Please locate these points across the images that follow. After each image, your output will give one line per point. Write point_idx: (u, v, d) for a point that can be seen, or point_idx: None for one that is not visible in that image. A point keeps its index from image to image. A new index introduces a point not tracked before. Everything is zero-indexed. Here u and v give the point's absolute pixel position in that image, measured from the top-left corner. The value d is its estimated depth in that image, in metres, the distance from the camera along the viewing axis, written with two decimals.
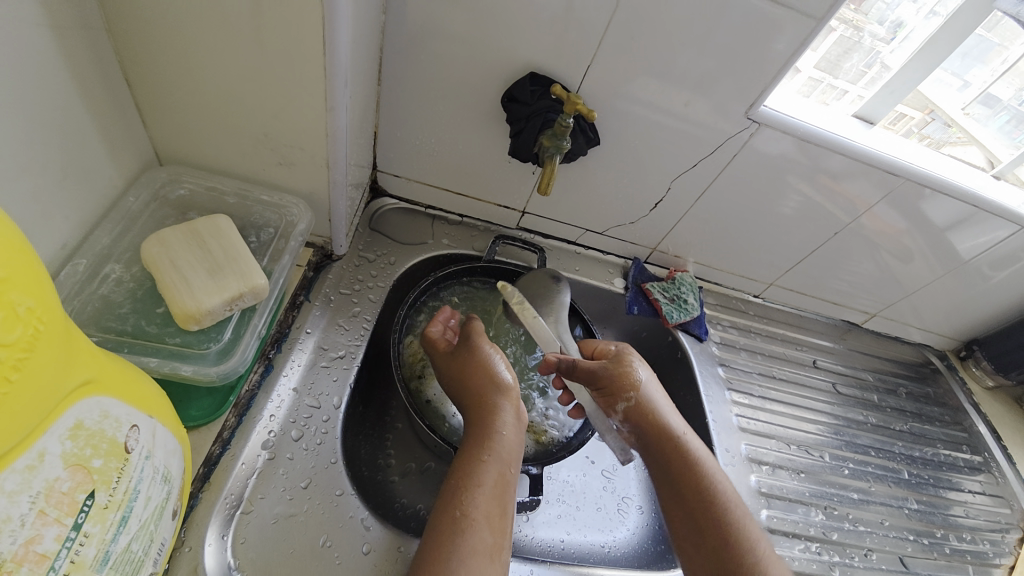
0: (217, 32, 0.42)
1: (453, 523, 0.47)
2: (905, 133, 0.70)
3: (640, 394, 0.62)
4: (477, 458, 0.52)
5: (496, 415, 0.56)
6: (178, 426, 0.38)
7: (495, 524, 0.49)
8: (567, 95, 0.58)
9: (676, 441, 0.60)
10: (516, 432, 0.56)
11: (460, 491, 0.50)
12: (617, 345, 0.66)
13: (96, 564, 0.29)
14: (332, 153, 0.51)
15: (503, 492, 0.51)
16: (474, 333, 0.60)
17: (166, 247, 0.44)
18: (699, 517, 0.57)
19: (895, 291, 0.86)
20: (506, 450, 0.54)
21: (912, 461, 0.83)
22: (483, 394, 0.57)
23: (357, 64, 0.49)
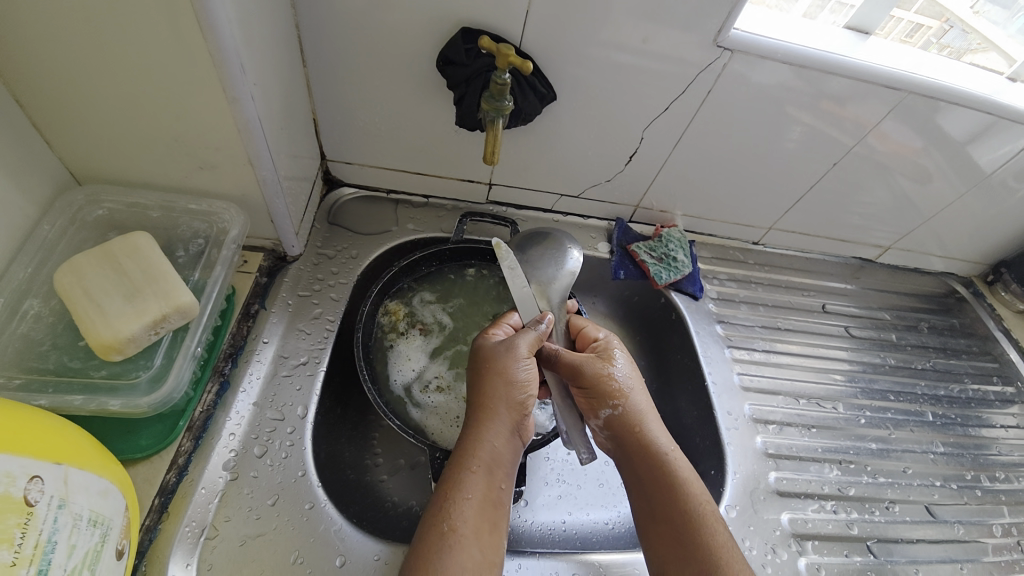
0: (83, 32, 0.37)
1: (439, 539, 0.44)
2: (925, 44, 0.62)
3: (625, 402, 0.54)
4: (464, 468, 0.48)
5: (490, 419, 0.50)
6: (104, 466, 0.37)
7: (485, 540, 0.45)
8: (497, 48, 0.52)
9: (657, 459, 0.52)
10: (515, 437, 0.51)
11: (446, 505, 0.46)
12: (605, 333, 0.60)
13: None
14: (251, 149, 0.47)
15: (494, 503, 0.47)
16: (523, 333, 0.55)
17: (79, 276, 0.41)
18: (676, 547, 0.49)
19: (910, 219, 0.78)
20: (493, 459, 0.49)
21: (937, 401, 0.77)
22: (487, 396, 0.51)
23: (258, 45, 0.44)
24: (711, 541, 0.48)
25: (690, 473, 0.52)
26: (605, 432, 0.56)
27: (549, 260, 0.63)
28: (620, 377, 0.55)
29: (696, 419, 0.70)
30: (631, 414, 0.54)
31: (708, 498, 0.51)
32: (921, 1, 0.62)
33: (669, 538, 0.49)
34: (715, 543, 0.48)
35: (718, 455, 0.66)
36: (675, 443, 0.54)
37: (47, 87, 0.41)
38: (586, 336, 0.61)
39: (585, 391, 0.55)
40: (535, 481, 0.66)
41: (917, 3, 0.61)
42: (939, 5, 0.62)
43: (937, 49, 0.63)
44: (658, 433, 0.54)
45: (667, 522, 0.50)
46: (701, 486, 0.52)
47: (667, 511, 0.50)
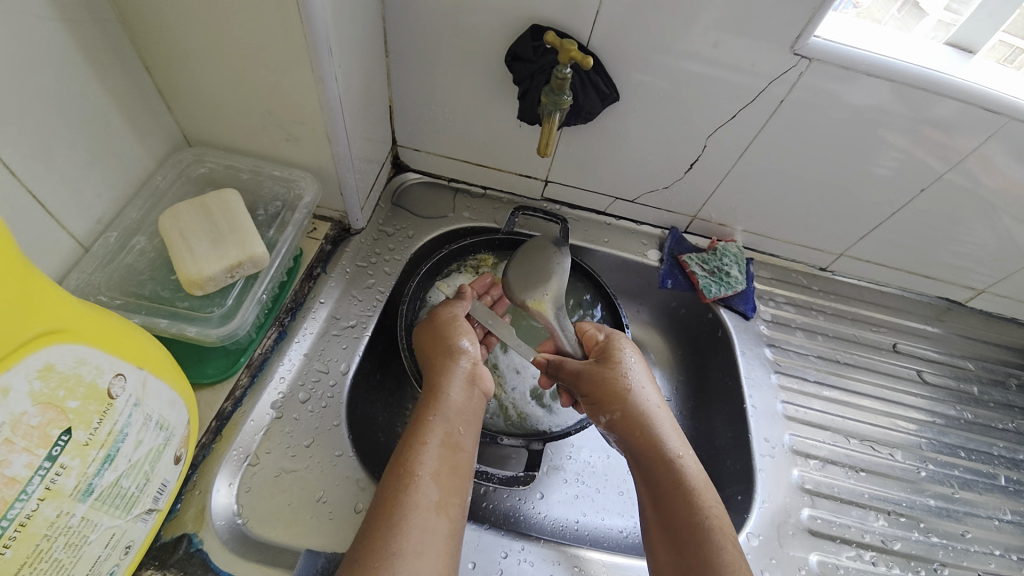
0: (205, 13, 0.44)
1: (397, 479, 0.46)
2: None
3: (636, 407, 0.56)
4: (422, 417, 0.51)
5: (444, 375, 0.54)
6: (181, 382, 0.43)
7: (444, 482, 0.47)
8: (561, 43, 0.54)
9: (664, 462, 0.53)
10: (467, 394, 0.54)
11: (406, 449, 0.48)
12: (606, 334, 0.62)
13: (77, 493, 0.34)
14: (330, 126, 0.52)
15: (453, 449, 0.49)
16: (448, 304, 0.60)
17: (178, 219, 0.48)
18: (681, 551, 0.48)
19: (1013, 261, 0.70)
20: (451, 412, 0.52)
21: (1015, 466, 0.68)
22: (439, 357, 0.55)
23: (346, 34, 0.49)
24: (715, 552, 0.47)
25: (702, 480, 0.52)
26: (614, 434, 0.57)
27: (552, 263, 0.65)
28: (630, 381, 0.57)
29: (729, 441, 0.67)
30: (640, 418, 0.55)
31: (719, 510, 0.50)
32: None
33: (676, 542, 0.48)
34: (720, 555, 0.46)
35: (747, 480, 0.63)
36: (687, 449, 0.54)
37: (172, 58, 0.49)
38: (588, 338, 0.63)
39: (595, 390, 0.57)
40: (555, 477, 0.66)
41: None
42: None
43: None
44: (667, 435, 0.54)
45: (670, 529, 0.50)
46: (713, 496, 0.51)
47: (672, 517, 0.50)
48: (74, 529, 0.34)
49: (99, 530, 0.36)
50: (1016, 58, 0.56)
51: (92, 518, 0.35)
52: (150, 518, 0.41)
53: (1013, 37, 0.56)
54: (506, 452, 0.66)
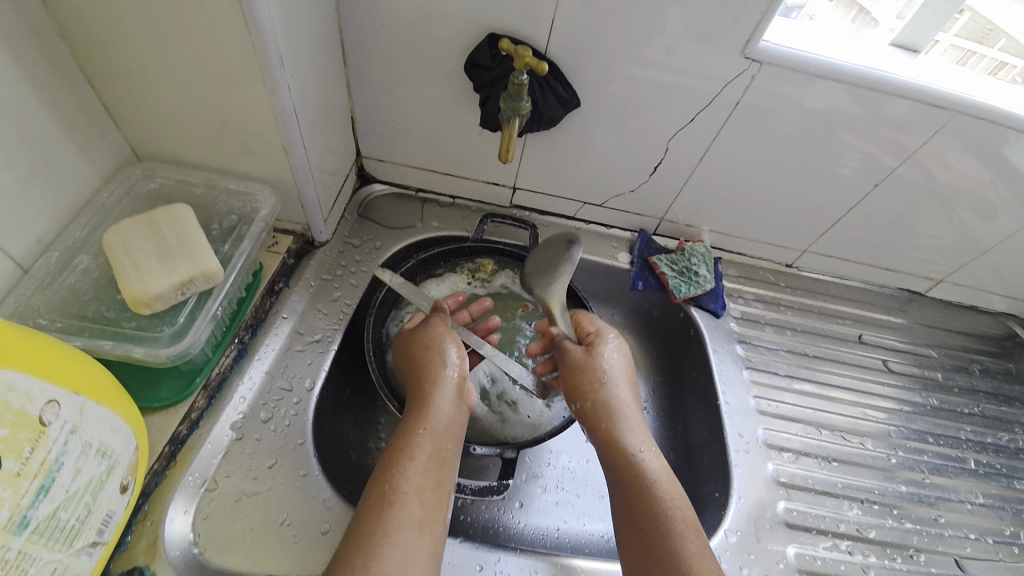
0: (146, 23, 0.43)
1: (380, 497, 0.44)
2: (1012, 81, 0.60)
3: (608, 400, 0.56)
4: (409, 430, 0.49)
5: (433, 387, 0.52)
6: (127, 407, 0.41)
7: (428, 499, 0.45)
8: (515, 48, 0.54)
9: (623, 454, 0.52)
10: (457, 407, 0.52)
11: (390, 463, 0.46)
12: (597, 326, 0.61)
13: (11, 527, 0.31)
14: (286, 135, 0.51)
15: (440, 464, 0.47)
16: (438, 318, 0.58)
17: (124, 236, 0.46)
18: (645, 548, 0.47)
19: (968, 251, 0.72)
20: (439, 424, 0.50)
21: (982, 448, 0.70)
22: (428, 368, 0.53)
23: (299, 46, 0.49)
24: (676, 542, 0.46)
25: (662, 472, 0.51)
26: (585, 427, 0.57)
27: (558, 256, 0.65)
28: (602, 374, 0.57)
29: (705, 439, 0.67)
30: (609, 412, 0.55)
31: (680, 500, 0.50)
32: (1003, 39, 0.61)
33: (638, 536, 0.48)
34: (680, 545, 0.46)
35: (724, 475, 0.63)
36: (646, 440, 0.54)
37: (115, 72, 0.47)
38: (581, 329, 0.62)
39: (571, 379, 0.58)
40: (533, 485, 0.65)
41: (1002, 40, 0.61)
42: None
43: None
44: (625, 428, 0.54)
45: (635, 522, 0.49)
46: (673, 485, 0.51)
47: (636, 510, 0.49)
48: (11, 563, 0.31)
49: (38, 566, 0.33)
50: (968, 59, 0.60)
51: (30, 552, 0.33)
52: (94, 554, 0.38)
53: (964, 40, 0.61)
54: (481, 463, 0.64)
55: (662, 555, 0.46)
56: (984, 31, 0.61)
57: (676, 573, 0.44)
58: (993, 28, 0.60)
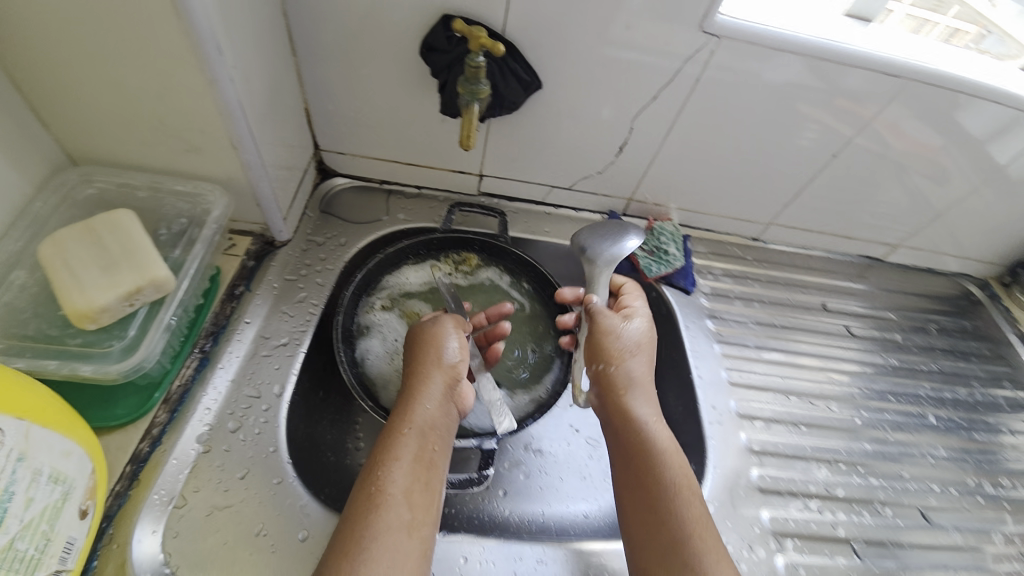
0: (63, 13, 0.39)
1: (366, 499, 0.43)
2: (965, 46, 0.62)
3: (627, 371, 0.57)
4: (396, 431, 0.47)
5: (420, 385, 0.50)
6: (79, 427, 0.39)
7: (416, 501, 0.44)
8: (469, 29, 0.53)
9: (636, 428, 0.53)
10: (446, 406, 0.51)
11: (377, 465, 0.45)
12: (636, 306, 0.63)
13: None
14: (234, 131, 0.49)
15: (427, 464, 0.46)
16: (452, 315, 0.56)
17: (61, 247, 0.44)
18: (650, 516, 0.49)
19: (923, 216, 0.75)
20: (427, 423, 0.48)
21: (942, 404, 0.73)
22: (417, 365, 0.51)
23: (240, 34, 0.46)
24: (681, 514, 0.48)
25: (670, 445, 0.53)
26: (598, 396, 0.58)
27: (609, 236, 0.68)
28: (627, 349, 0.58)
29: None
30: (626, 384, 0.56)
31: (687, 475, 0.51)
32: (957, 7, 0.63)
33: (644, 505, 0.49)
34: (685, 515, 0.48)
35: (700, 450, 0.64)
36: (659, 416, 0.55)
37: (37, 71, 0.44)
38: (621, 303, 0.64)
39: (594, 348, 0.59)
40: (516, 472, 0.64)
41: (954, 8, 0.63)
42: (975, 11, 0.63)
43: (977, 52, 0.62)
44: (639, 404, 0.55)
45: (640, 490, 0.50)
46: (682, 460, 0.52)
47: (643, 478, 0.51)
48: None
49: None
50: (923, 28, 0.62)
51: None
52: None
53: (920, 9, 0.62)
54: (463, 454, 0.63)
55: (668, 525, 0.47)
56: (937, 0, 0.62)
57: (683, 542, 0.46)
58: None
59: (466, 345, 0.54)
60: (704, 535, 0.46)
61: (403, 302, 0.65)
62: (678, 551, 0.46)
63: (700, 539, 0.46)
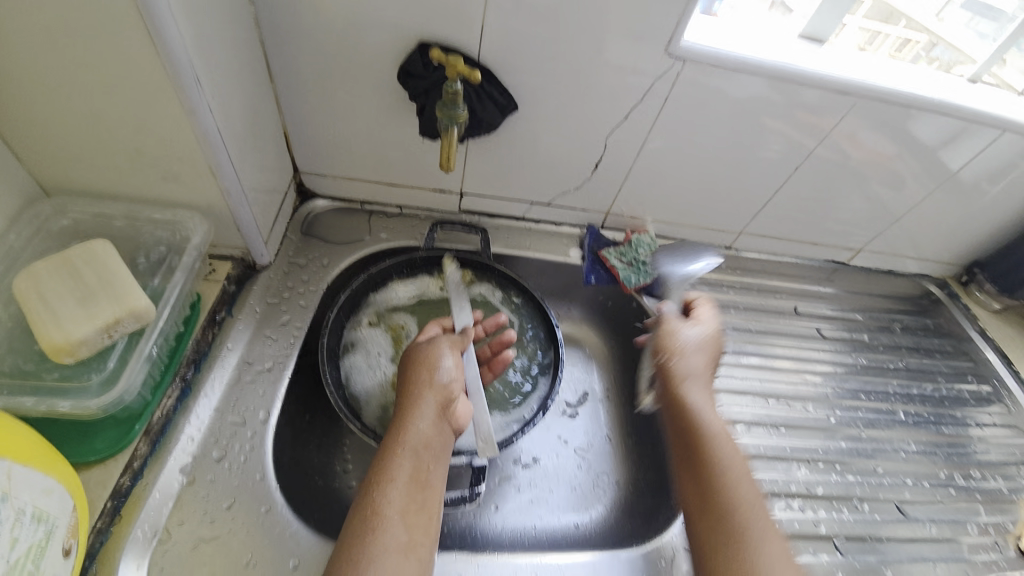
0: (38, 46, 0.39)
1: (362, 522, 0.42)
2: (916, 56, 0.68)
3: (685, 367, 0.58)
4: (389, 451, 0.47)
5: (414, 405, 0.50)
6: (54, 464, 0.38)
7: (413, 521, 0.43)
8: (446, 58, 0.54)
9: (692, 421, 0.54)
10: (442, 423, 0.50)
11: (371, 487, 0.45)
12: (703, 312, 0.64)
13: None
14: (213, 158, 0.49)
15: (423, 485, 0.46)
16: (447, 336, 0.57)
17: (36, 280, 0.43)
18: (706, 505, 0.50)
19: (883, 221, 0.79)
20: (420, 442, 0.47)
21: (909, 399, 0.77)
22: (412, 385, 0.52)
23: (217, 62, 0.46)
24: (730, 492, 0.50)
25: (727, 441, 0.53)
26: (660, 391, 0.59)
27: (681, 255, 0.80)
28: (687, 348, 0.59)
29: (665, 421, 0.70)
30: (685, 379, 0.57)
31: (742, 471, 0.51)
32: (904, 20, 0.68)
33: (701, 495, 0.50)
34: (734, 493, 0.49)
35: None
36: (715, 412, 0.55)
37: (11, 105, 0.43)
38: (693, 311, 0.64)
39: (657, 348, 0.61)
40: (507, 486, 0.66)
41: (903, 20, 0.68)
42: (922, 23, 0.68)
43: (927, 61, 0.68)
44: (695, 396, 0.56)
45: (697, 481, 0.51)
46: (734, 444, 0.53)
47: (698, 469, 0.52)
48: None
49: None
50: (875, 41, 0.66)
51: None
52: None
53: (872, 22, 0.66)
54: (454, 471, 0.63)
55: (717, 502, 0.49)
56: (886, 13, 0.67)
57: (732, 518, 0.48)
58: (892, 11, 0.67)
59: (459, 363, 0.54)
60: (754, 514, 0.48)
61: (388, 318, 0.69)
62: (727, 526, 0.48)
63: (748, 516, 0.48)
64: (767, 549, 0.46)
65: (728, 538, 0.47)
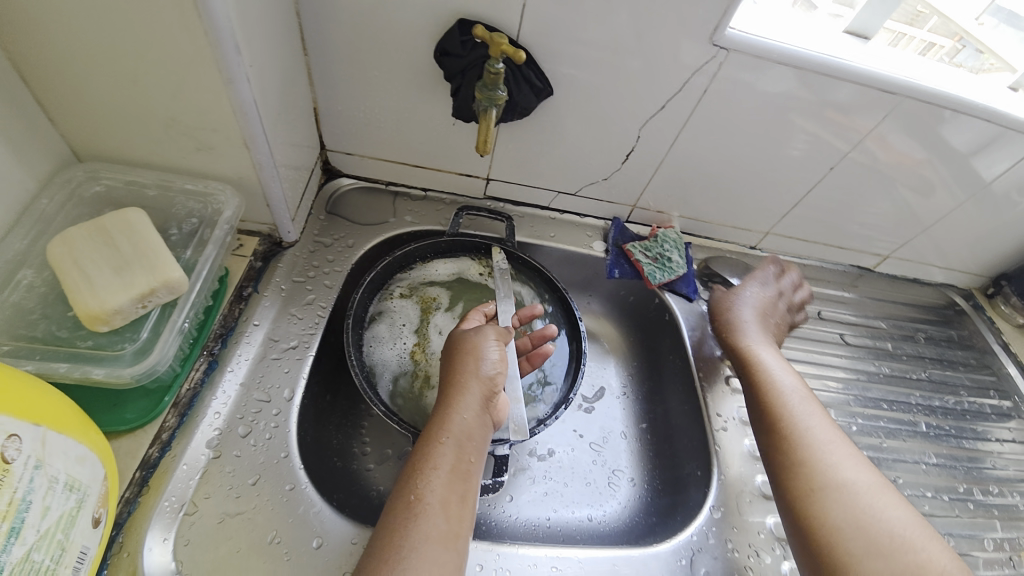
0: (79, 8, 0.38)
1: (405, 509, 0.42)
2: (940, 60, 0.63)
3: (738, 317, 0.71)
4: (432, 439, 0.47)
5: (458, 395, 0.50)
6: (89, 434, 0.38)
7: (453, 511, 0.43)
8: (490, 36, 0.53)
9: (749, 354, 0.66)
10: (485, 412, 0.50)
11: (414, 473, 0.45)
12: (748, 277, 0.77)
13: None
14: (247, 130, 0.48)
15: (464, 476, 0.45)
16: (492, 324, 0.57)
17: (71, 246, 0.43)
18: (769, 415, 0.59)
19: (912, 227, 0.78)
20: (464, 432, 0.47)
21: (931, 412, 0.76)
22: (456, 373, 0.52)
23: (255, 33, 0.45)
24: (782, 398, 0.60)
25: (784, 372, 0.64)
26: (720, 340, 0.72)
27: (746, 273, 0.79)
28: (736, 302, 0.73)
29: (685, 419, 0.69)
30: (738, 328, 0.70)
31: (796, 389, 0.61)
32: (935, 20, 0.64)
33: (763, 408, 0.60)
34: (790, 398, 0.60)
35: (704, 455, 0.65)
36: (768, 348, 0.67)
37: (51, 69, 0.43)
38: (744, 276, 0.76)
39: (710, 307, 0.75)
40: (522, 477, 0.66)
41: (932, 20, 0.64)
42: (952, 24, 0.64)
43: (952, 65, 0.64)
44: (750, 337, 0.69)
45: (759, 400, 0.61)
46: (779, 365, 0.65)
47: (756, 390, 0.62)
48: None
49: None
50: (900, 41, 0.63)
51: None
52: None
53: (898, 23, 0.64)
54: None
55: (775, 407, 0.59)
56: (914, 14, 0.64)
57: (789, 415, 0.58)
58: (923, 10, 0.64)
59: (504, 353, 0.54)
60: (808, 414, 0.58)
61: (422, 289, 0.69)
62: (787, 421, 0.57)
63: (805, 414, 0.58)
64: (826, 442, 0.55)
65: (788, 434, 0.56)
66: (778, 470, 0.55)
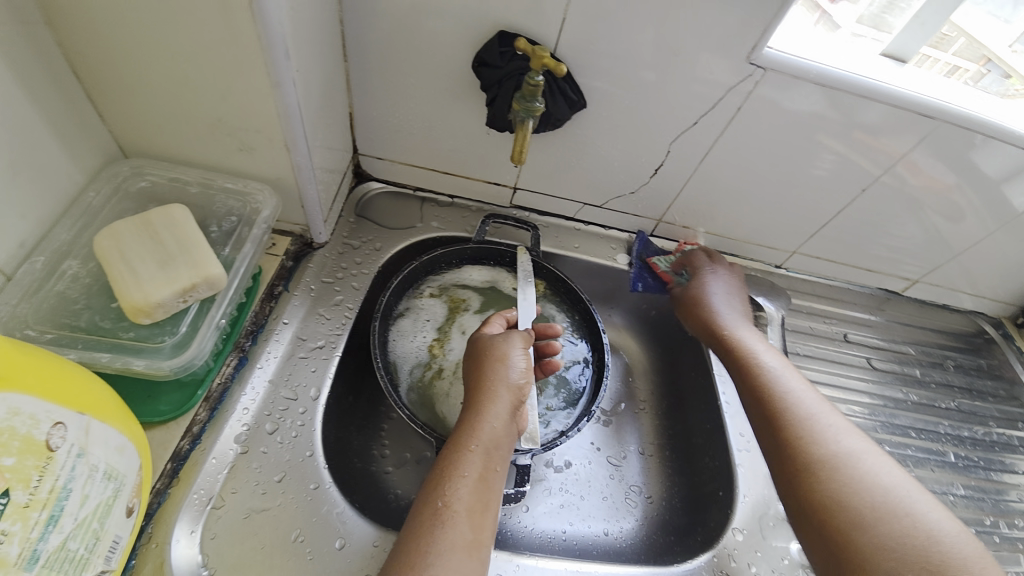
0: (139, 11, 0.40)
1: (433, 516, 0.42)
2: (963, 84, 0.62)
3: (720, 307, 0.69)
4: (460, 446, 0.47)
5: (487, 401, 0.50)
6: (129, 425, 0.39)
7: (478, 520, 0.43)
8: (534, 50, 0.54)
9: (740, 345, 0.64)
10: (511, 419, 0.50)
11: (441, 479, 0.45)
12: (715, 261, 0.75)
13: (22, 562, 0.30)
14: (290, 133, 0.49)
15: (489, 484, 0.45)
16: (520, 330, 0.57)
17: (117, 240, 0.44)
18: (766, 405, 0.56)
19: (943, 253, 0.76)
20: (492, 440, 0.48)
21: (959, 442, 0.74)
22: (484, 379, 0.51)
23: (303, 39, 0.46)
24: (787, 391, 0.57)
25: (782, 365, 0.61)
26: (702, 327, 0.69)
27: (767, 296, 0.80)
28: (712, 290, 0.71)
29: (706, 437, 0.69)
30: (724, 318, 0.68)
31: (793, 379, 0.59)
32: (961, 42, 0.62)
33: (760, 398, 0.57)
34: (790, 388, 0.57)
35: (726, 476, 0.64)
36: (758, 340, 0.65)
37: (108, 68, 0.44)
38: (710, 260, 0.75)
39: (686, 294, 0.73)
40: (538, 488, 0.65)
41: (959, 41, 0.62)
42: (978, 48, 0.63)
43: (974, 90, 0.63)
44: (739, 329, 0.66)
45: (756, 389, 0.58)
46: (787, 362, 0.62)
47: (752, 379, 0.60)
48: None
49: None
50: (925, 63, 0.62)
51: None
52: None
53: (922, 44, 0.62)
54: None
55: (777, 398, 0.56)
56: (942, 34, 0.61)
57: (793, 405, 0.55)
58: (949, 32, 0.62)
59: (533, 362, 0.54)
60: (818, 407, 0.55)
61: (452, 290, 0.70)
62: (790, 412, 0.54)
63: (809, 402, 0.55)
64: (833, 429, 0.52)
65: (795, 428, 0.53)
66: (785, 464, 0.51)
